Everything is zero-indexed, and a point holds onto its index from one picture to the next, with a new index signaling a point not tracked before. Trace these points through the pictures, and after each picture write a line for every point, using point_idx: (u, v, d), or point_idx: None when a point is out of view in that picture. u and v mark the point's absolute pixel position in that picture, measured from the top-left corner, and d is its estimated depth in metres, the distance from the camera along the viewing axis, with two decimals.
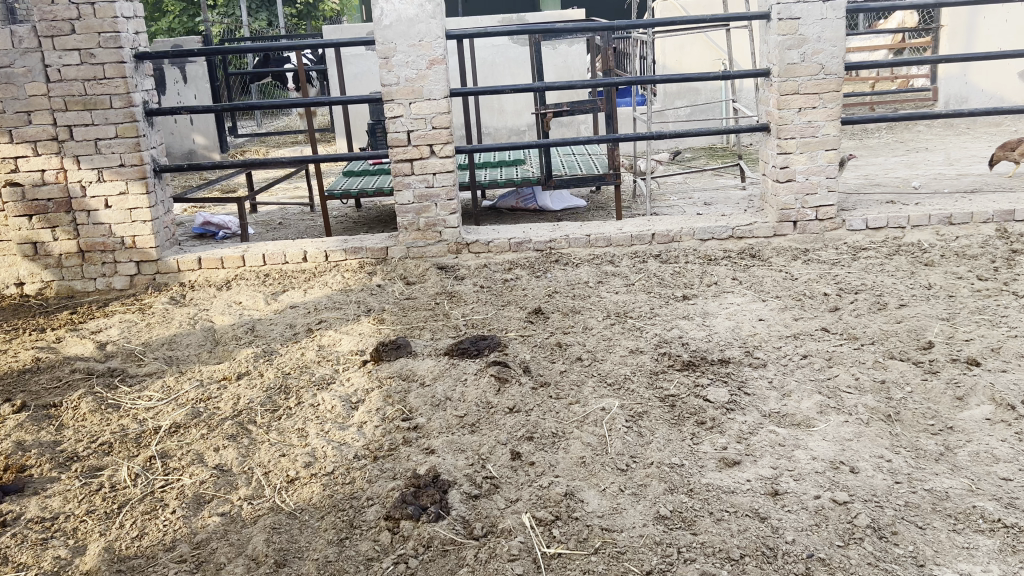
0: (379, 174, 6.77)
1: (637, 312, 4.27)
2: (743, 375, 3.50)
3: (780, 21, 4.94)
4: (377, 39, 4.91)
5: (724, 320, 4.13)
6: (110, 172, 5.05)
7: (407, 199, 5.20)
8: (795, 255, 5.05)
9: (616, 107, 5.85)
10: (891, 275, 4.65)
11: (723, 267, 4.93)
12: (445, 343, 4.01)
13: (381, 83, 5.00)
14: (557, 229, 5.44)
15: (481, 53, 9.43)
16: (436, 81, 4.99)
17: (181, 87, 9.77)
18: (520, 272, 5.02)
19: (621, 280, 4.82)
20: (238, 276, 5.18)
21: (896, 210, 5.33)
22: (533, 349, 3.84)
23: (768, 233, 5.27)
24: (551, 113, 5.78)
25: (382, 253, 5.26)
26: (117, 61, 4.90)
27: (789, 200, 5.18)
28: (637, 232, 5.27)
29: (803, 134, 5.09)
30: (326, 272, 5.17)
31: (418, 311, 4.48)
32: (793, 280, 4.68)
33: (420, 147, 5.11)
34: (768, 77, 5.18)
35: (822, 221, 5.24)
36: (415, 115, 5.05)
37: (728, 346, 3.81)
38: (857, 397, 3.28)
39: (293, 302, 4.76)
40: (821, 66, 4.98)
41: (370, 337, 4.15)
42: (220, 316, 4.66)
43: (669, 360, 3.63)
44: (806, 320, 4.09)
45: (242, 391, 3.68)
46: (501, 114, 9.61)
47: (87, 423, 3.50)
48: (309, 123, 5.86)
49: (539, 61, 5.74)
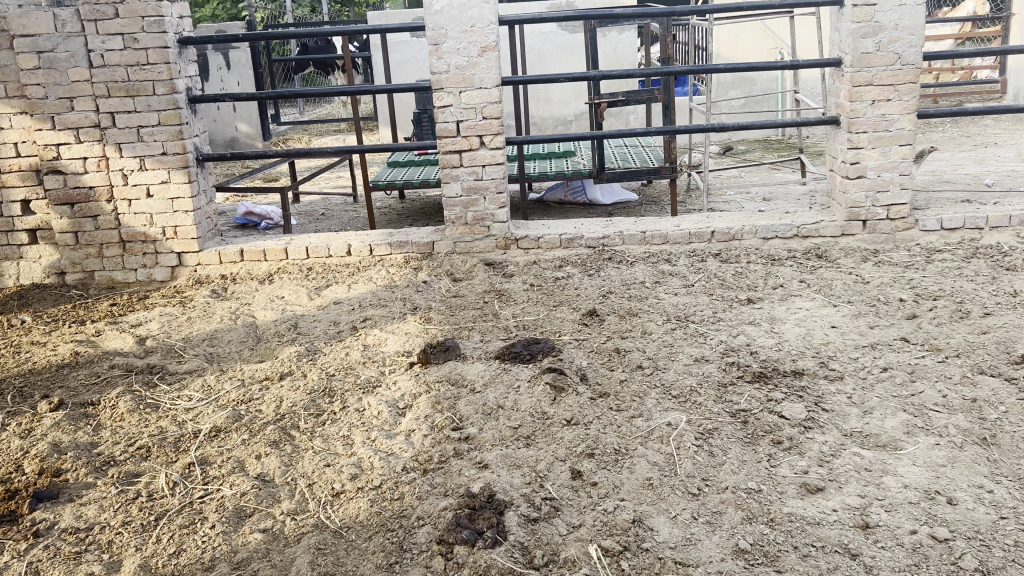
0: (414, 166, 6.61)
1: (700, 316, 4.03)
2: (819, 389, 3.25)
3: (855, 7, 4.64)
4: (427, 24, 4.71)
5: (793, 327, 3.88)
6: (152, 160, 4.91)
7: (455, 192, 5.00)
8: (864, 257, 4.77)
9: (674, 98, 5.58)
10: (971, 280, 4.36)
11: (789, 269, 4.66)
12: (496, 346, 3.80)
13: (431, 71, 4.79)
14: (611, 225, 5.20)
15: (529, 40, 9.18)
16: (489, 68, 4.77)
17: (225, 74, 9.66)
18: (572, 270, 4.80)
19: (680, 281, 4.58)
20: (282, 268, 5.02)
21: (974, 210, 5.01)
22: (589, 355, 3.63)
23: (835, 232, 4.98)
24: (605, 103, 5.52)
25: (428, 248, 5.07)
26: (160, 46, 4.75)
27: (859, 197, 4.89)
28: (696, 230, 5.02)
29: (876, 128, 4.79)
30: (371, 266, 4.99)
31: (467, 311, 4.28)
32: (865, 284, 4.40)
33: (469, 138, 4.90)
34: (839, 67, 4.88)
35: (893, 220, 4.94)
36: (465, 104, 4.84)
37: (800, 356, 3.56)
38: (947, 417, 3.01)
39: (337, 298, 4.59)
40: (898, 55, 4.67)
41: (417, 338, 3.96)
42: (262, 312, 4.50)
43: (738, 371, 3.39)
44: (883, 328, 3.82)
45: (285, 393, 3.51)
46: (548, 104, 9.38)
47: (125, 423, 3.35)
48: (355, 113, 5.67)
49: (594, 48, 5.48)
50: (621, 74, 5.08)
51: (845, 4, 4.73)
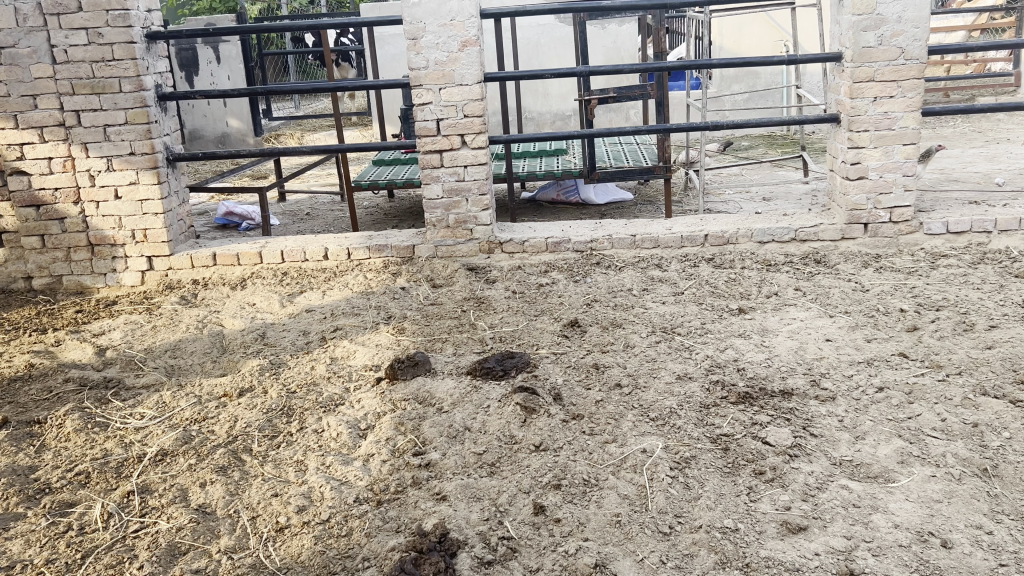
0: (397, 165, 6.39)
1: (687, 327, 3.80)
2: (809, 412, 3.02)
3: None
4: (405, 18, 4.49)
5: (784, 341, 3.65)
6: (120, 161, 4.72)
7: (436, 194, 4.78)
8: (865, 263, 4.53)
9: (668, 94, 5.33)
10: (977, 288, 4.11)
11: (785, 276, 4.42)
12: (468, 360, 3.59)
13: (409, 67, 4.57)
14: (600, 228, 4.97)
15: (526, 32, 8.95)
16: (469, 64, 4.54)
17: (215, 68, 9.47)
18: (557, 276, 4.58)
19: (669, 288, 4.35)
20: (255, 273, 4.82)
21: (982, 212, 4.75)
22: (566, 371, 3.40)
23: (835, 236, 4.73)
24: (595, 99, 5.28)
25: (408, 252, 4.86)
26: (126, 41, 4.55)
27: (860, 199, 4.64)
28: (689, 233, 4.78)
29: (878, 126, 4.53)
30: (348, 271, 4.78)
31: (442, 320, 4.07)
32: (864, 292, 4.16)
33: (450, 137, 4.68)
34: (839, 62, 4.62)
35: (896, 223, 4.69)
36: (445, 102, 4.62)
37: (790, 373, 3.33)
38: (945, 444, 2.78)
39: (310, 306, 4.39)
40: (901, 50, 4.41)
41: (387, 350, 3.75)
42: (231, 321, 4.31)
43: (722, 391, 3.16)
44: (881, 343, 3.58)
45: (241, 412, 3.31)
46: (545, 98, 9.13)
47: (70, 445, 3.16)
48: (335, 110, 5.44)
49: (584, 41, 5.23)
50: (610, 69, 4.83)
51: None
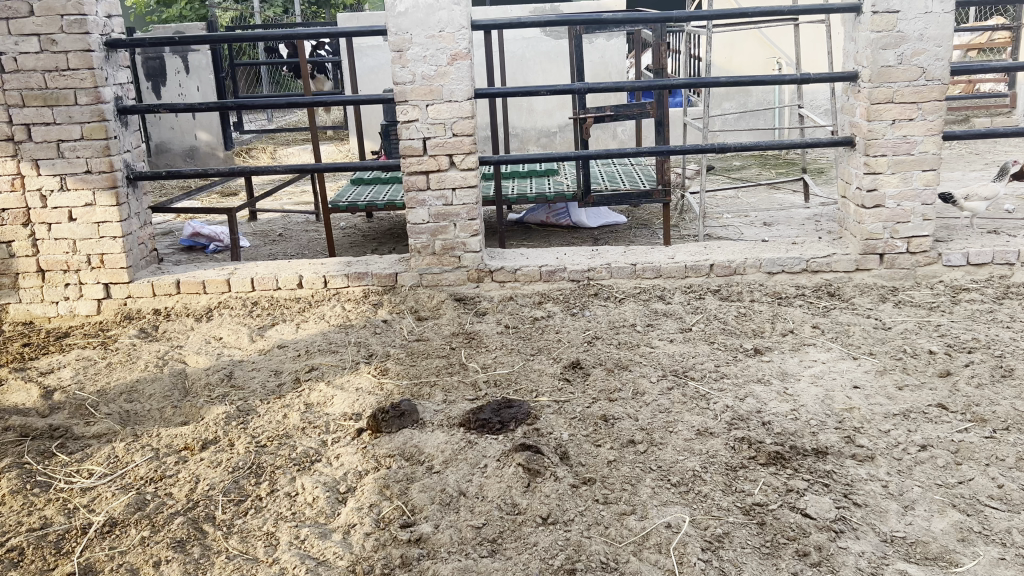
0: (375, 184, 6.03)
1: (700, 371, 3.47)
2: (848, 475, 2.69)
3: (875, 15, 4.10)
4: (390, 28, 4.13)
5: (808, 388, 3.32)
6: (74, 180, 4.31)
7: (422, 218, 4.41)
8: (882, 296, 4.23)
9: (668, 113, 5.00)
10: (1006, 327, 3.82)
11: (799, 310, 4.11)
12: (460, 409, 3.20)
13: (393, 81, 4.21)
14: (597, 256, 4.62)
15: (510, 46, 8.63)
16: (459, 79, 4.19)
17: (183, 78, 9.04)
18: (553, 309, 4.24)
19: (675, 323, 4.02)
20: (222, 303, 4.42)
21: (1003, 242, 4.47)
22: (571, 424, 3.05)
23: (849, 267, 4.42)
24: (591, 118, 4.94)
25: (390, 281, 4.48)
26: (82, 49, 4.15)
27: (877, 228, 4.34)
28: (693, 263, 4.45)
29: (896, 151, 4.24)
30: (324, 301, 4.40)
31: (430, 360, 3.69)
32: (886, 330, 3.86)
33: (437, 157, 4.31)
34: (855, 82, 4.33)
35: (914, 254, 4.38)
36: (432, 119, 4.26)
37: (820, 427, 2.99)
38: (1008, 518, 2.46)
39: (283, 341, 4.00)
40: (922, 69, 4.13)
41: (369, 396, 3.36)
42: (195, 358, 3.90)
43: (748, 450, 2.82)
44: (916, 392, 3.26)
45: (204, 470, 2.91)
46: (530, 114, 8.82)
47: (4, 510, 2.74)
48: (312, 126, 5.05)
49: (580, 56, 4.88)
50: (609, 87, 4.48)
51: (863, 11, 4.19)
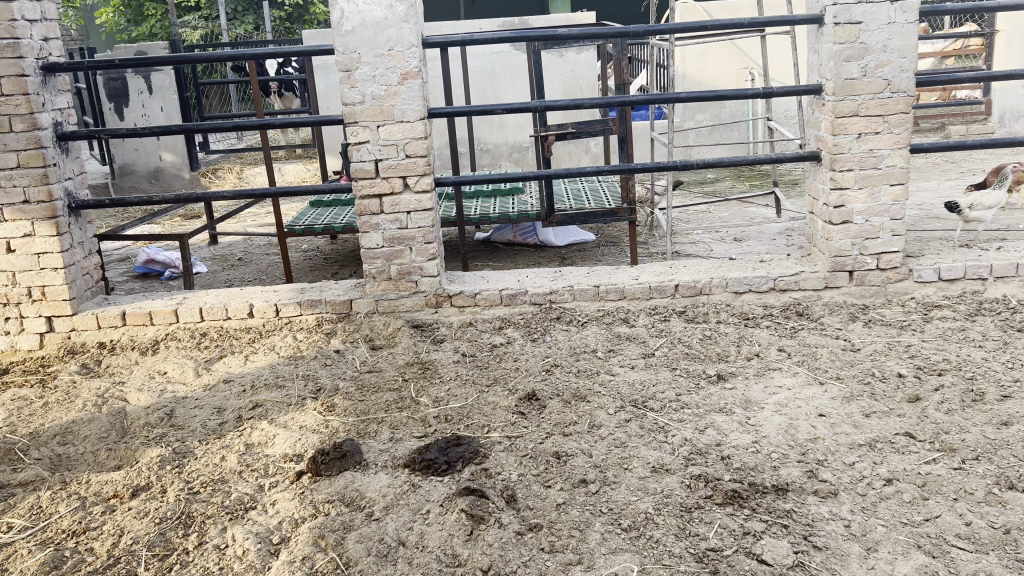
0: (335, 206, 5.86)
1: (660, 401, 3.31)
2: (808, 515, 2.54)
3: (836, 26, 3.97)
4: (337, 47, 3.98)
5: (772, 417, 3.18)
6: (12, 210, 4.14)
7: (375, 242, 4.23)
8: (852, 315, 4.10)
9: (631, 129, 4.87)
10: (978, 346, 3.69)
11: (765, 332, 3.97)
12: (406, 448, 3.04)
13: (342, 102, 4.06)
14: (560, 277, 4.44)
15: (479, 61, 8.51)
16: (411, 99, 4.04)
17: (146, 99, 8.92)
18: (513, 334, 4.08)
19: (638, 348, 3.87)
20: (169, 335, 4.25)
21: (975, 256, 4.35)
22: (521, 462, 2.89)
23: (818, 285, 4.29)
24: (553, 136, 4.80)
25: (345, 308, 4.31)
26: (17, 74, 3.99)
27: (845, 245, 4.21)
28: (658, 284, 4.29)
29: (863, 165, 4.11)
30: (275, 331, 4.23)
31: (380, 393, 3.51)
32: (855, 352, 3.72)
33: (390, 179, 4.15)
34: (819, 95, 4.21)
35: (884, 270, 4.26)
36: (383, 141, 4.10)
37: (782, 460, 2.85)
38: (975, 559, 2.32)
39: (230, 375, 3.84)
40: (887, 81, 4.01)
41: (312, 436, 3.20)
42: (136, 395, 3.73)
43: (705, 489, 2.67)
44: (884, 419, 3.12)
45: (130, 522, 2.74)
46: (501, 129, 8.69)
47: None
48: (264, 148, 4.90)
49: (539, 72, 4.74)
50: (568, 104, 4.33)
51: (824, 23, 4.07)
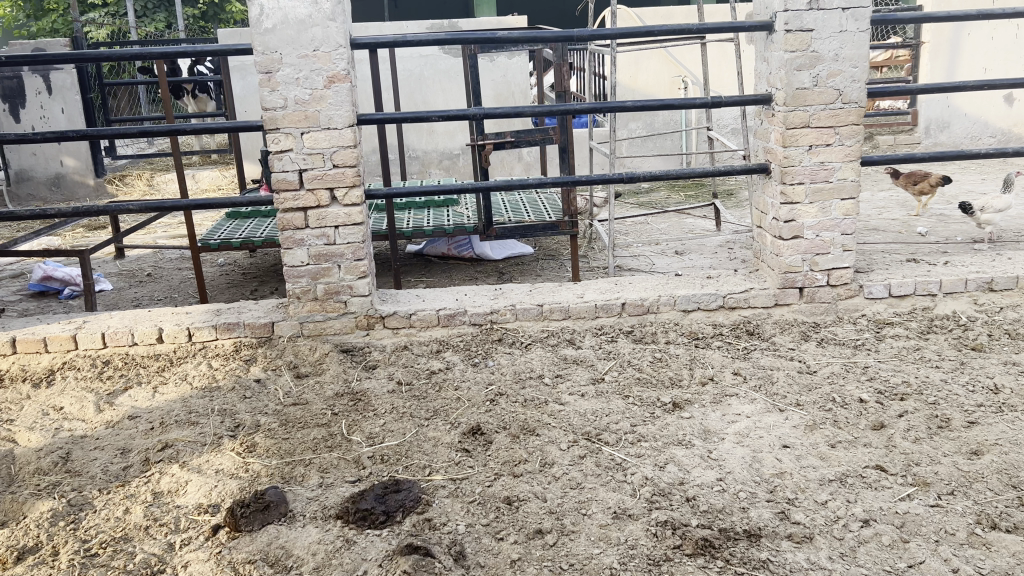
0: (254, 218, 5.45)
1: (615, 433, 3.05)
2: (785, 564, 2.32)
3: (788, 34, 3.81)
4: (256, 47, 3.62)
5: (734, 449, 2.96)
6: None
7: (300, 259, 3.87)
8: (804, 334, 3.95)
9: (573, 138, 4.62)
10: (935, 366, 3.57)
11: (717, 353, 3.77)
12: (338, 496, 2.71)
13: (262, 106, 3.70)
14: (501, 295, 4.16)
15: (407, 64, 8.18)
16: (338, 104, 3.71)
17: (45, 99, 8.34)
18: (451, 358, 3.78)
19: (587, 372, 3.62)
20: (67, 363, 3.81)
21: (923, 271, 4.25)
22: (468, 511, 2.59)
23: (768, 302, 4.12)
24: (491, 145, 4.51)
25: (266, 331, 3.94)
26: None
27: (795, 261, 4.06)
28: (604, 302, 4.05)
29: (814, 178, 3.96)
30: (188, 358, 3.84)
31: (307, 430, 3.17)
32: (812, 374, 3.55)
33: (316, 191, 3.80)
34: (769, 105, 4.04)
35: (835, 287, 4.12)
36: (308, 149, 3.75)
37: (751, 501, 2.63)
38: None
39: (136, 411, 3.44)
40: (838, 92, 3.87)
41: (229, 483, 2.85)
42: (26, 435, 3.30)
43: (673, 538, 2.43)
44: (851, 451, 2.94)
45: None
46: (430, 135, 8.38)
47: None
48: (175, 155, 4.47)
49: (477, 77, 4.44)
50: (508, 112, 4.04)
51: (774, 30, 3.90)
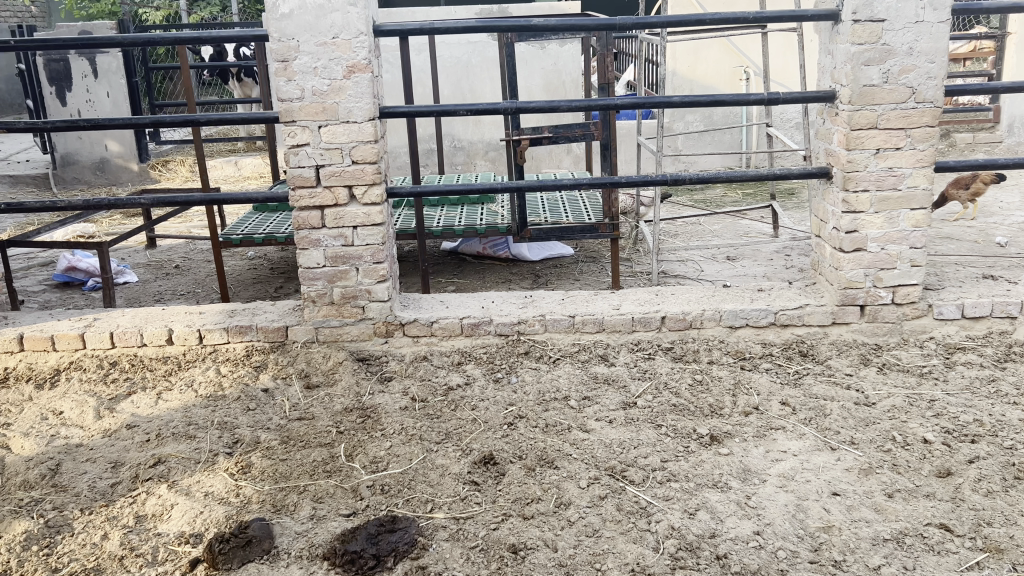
0: (282, 213, 5.26)
1: (643, 469, 2.74)
2: None
3: (856, 24, 3.42)
4: (272, 33, 3.38)
5: (776, 495, 2.63)
6: None
7: (316, 261, 3.63)
8: (863, 358, 3.56)
9: (616, 134, 4.28)
10: (1015, 403, 3.16)
11: (765, 377, 3.41)
12: (329, 533, 2.46)
13: (277, 98, 3.45)
14: (531, 303, 3.86)
15: (454, 51, 7.91)
16: (358, 96, 3.44)
17: (91, 82, 8.34)
18: (473, 372, 3.51)
19: (618, 394, 3.30)
20: (73, 363, 3.65)
21: (1004, 291, 3.81)
22: (468, 560, 2.32)
23: (824, 321, 3.74)
24: (527, 141, 4.20)
25: (279, 336, 3.72)
26: None
27: (856, 276, 3.67)
28: (642, 315, 3.72)
29: (881, 185, 3.56)
30: (197, 363, 3.64)
31: (308, 451, 2.93)
32: (870, 408, 3.17)
33: (333, 189, 3.55)
34: (833, 103, 3.65)
35: (901, 305, 3.71)
36: (325, 144, 3.50)
37: (791, 563, 2.30)
38: None
39: (135, 419, 3.24)
40: (912, 90, 3.46)
41: (217, 509, 2.62)
42: (20, 442, 3.12)
43: None
44: (911, 503, 2.57)
45: None
46: (477, 125, 8.10)
47: None
48: (196, 144, 4.27)
49: (512, 67, 4.13)
50: (542, 107, 3.72)
51: (841, 20, 3.51)
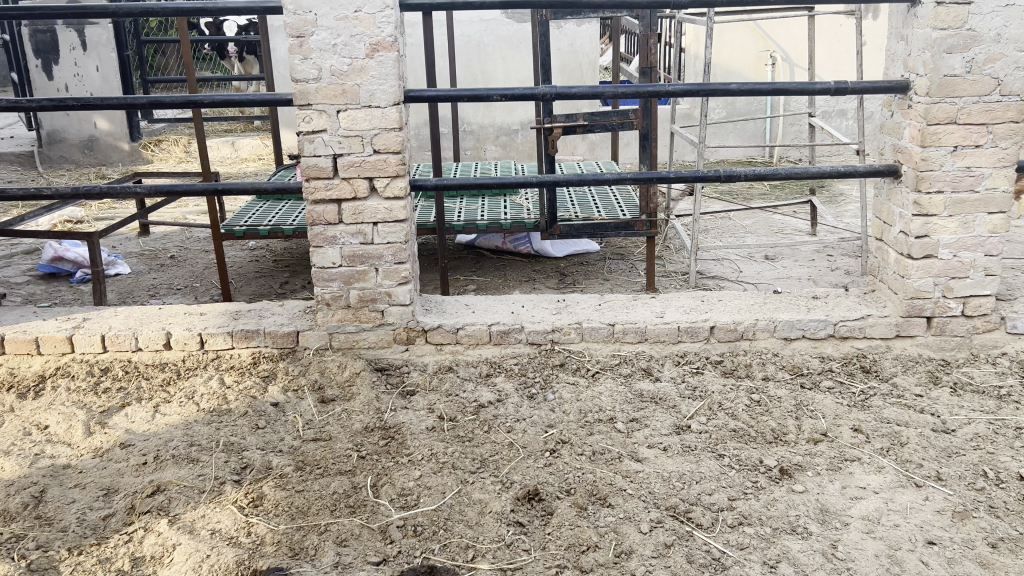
0: (289, 201, 4.93)
1: (710, 511, 2.42)
2: None
3: (939, 6, 3.07)
4: (286, 3, 3.00)
5: (864, 542, 2.31)
6: None
7: (332, 260, 3.27)
8: (932, 376, 3.24)
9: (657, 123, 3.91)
10: None
11: (830, 398, 3.09)
12: None
13: (291, 77, 3.08)
14: (565, 309, 3.52)
15: (466, 29, 7.53)
16: (382, 77, 3.08)
17: (79, 55, 7.93)
18: (505, 387, 3.17)
19: (669, 415, 2.97)
20: (61, 370, 3.29)
21: None
22: None
23: (888, 333, 3.42)
24: (559, 128, 3.85)
25: (289, 341, 3.37)
26: None
27: (924, 285, 3.34)
28: (689, 324, 3.38)
29: (956, 187, 3.23)
30: (198, 372, 3.28)
31: (327, 479, 2.60)
32: (952, 436, 2.85)
33: (352, 180, 3.19)
34: (905, 94, 3.30)
35: (971, 318, 3.39)
36: (344, 130, 3.13)
37: None
38: None
39: (130, 437, 2.89)
40: (997, 81, 3.13)
41: (226, 551, 2.28)
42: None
43: None
44: (1021, 556, 2.26)
45: None
46: (487, 108, 7.73)
47: None
48: (198, 126, 3.88)
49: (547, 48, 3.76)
50: (584, 92, 3.35)
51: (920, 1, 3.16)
